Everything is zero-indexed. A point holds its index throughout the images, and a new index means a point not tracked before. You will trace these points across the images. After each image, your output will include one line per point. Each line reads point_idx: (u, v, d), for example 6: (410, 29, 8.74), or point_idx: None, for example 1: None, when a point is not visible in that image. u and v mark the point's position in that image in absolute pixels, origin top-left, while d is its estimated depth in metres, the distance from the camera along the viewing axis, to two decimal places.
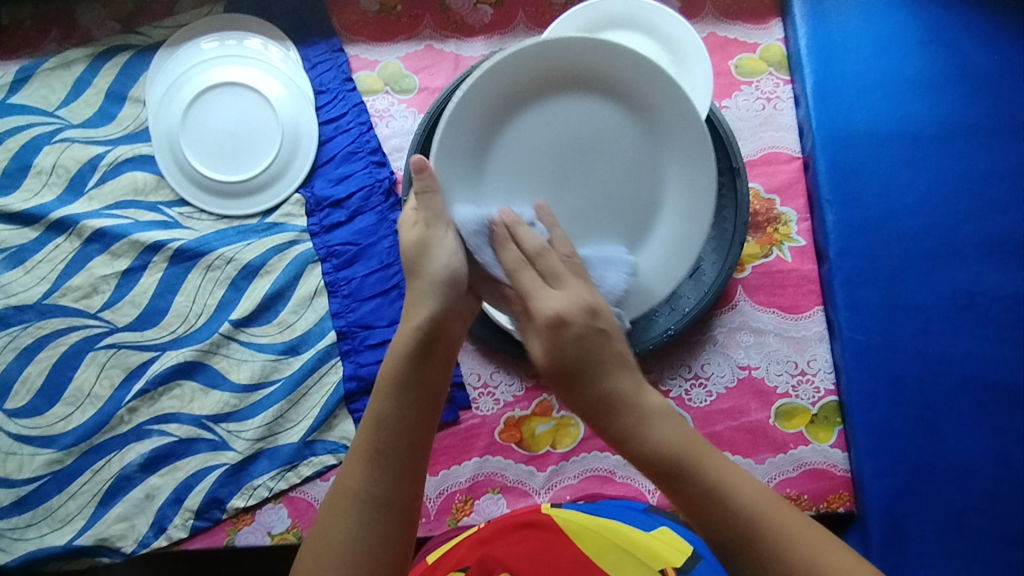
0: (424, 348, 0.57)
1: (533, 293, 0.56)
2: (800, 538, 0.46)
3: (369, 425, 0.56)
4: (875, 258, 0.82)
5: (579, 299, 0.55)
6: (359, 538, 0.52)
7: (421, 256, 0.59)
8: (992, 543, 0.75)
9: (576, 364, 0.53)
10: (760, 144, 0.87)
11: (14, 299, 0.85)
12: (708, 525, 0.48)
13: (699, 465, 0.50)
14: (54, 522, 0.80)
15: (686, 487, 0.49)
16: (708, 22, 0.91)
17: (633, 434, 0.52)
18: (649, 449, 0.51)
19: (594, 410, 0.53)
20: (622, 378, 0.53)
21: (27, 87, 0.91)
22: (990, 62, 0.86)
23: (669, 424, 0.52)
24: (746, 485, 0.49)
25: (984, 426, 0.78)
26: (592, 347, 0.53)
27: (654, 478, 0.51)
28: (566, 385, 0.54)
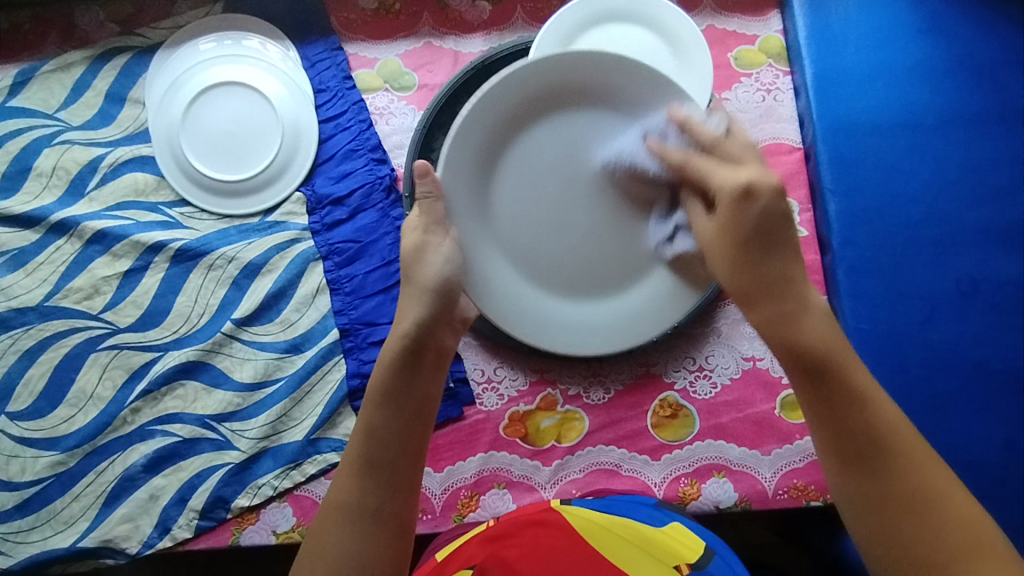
0: (411, 356, 0.60)
1: (712, 172, 0.62)
2: (905, 443, 0.54)
3: (360, 434, 0.59)
4: (879, 247, 0.82)
5: (747, 174, 0.61)
6: (354, 546, 0.55)
7: (417, 260, 0.64)
8: (999, 530, 0.75)
9: (783, 287, 0.59)
10: (760, 135, 0.87)
11: (15, 301, 0.85)
12: (838, 433, 0.55)
13: (849, 370, 0.56)
14: (58, 524, 0.80)
15: (825, 380, 0.56)
16: (706, 15, 0.91)
17: (828, 347, 0.56)
18: (802, 342, 0.57)
19: (773, 292, 0.59)
20: (813, 297, 0.59)
21: (26, 90, 0.90)
22: (988, 50, 0.86)
23: (852, 353, 0.57)
24: (881, 391, 0.56)
25: (991, 413, 0.78)
26: (773, 226, 0.59)
27: (793, 367, 0.57)
28: (749, 256, 0.60)
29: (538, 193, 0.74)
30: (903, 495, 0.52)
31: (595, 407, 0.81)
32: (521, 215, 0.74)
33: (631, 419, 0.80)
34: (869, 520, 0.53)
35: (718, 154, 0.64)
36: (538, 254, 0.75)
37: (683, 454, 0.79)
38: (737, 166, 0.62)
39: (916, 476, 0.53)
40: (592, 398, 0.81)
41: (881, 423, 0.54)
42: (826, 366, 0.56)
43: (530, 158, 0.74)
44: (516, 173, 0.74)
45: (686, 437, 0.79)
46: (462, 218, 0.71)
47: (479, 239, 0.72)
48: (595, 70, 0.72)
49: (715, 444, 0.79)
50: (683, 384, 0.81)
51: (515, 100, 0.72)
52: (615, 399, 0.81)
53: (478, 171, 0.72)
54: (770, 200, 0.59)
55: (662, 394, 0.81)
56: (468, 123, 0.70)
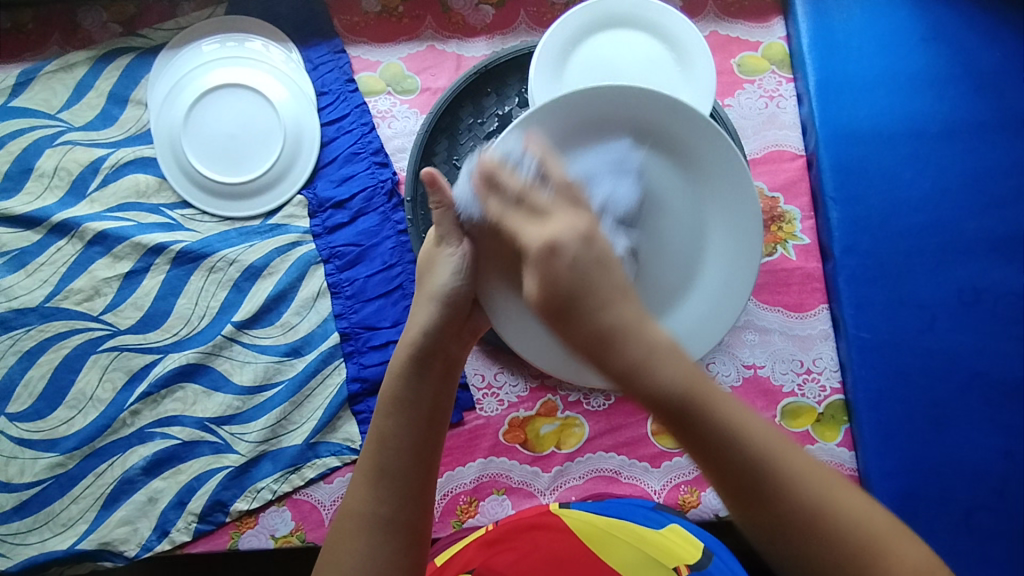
0: (418, 363, 0.58)
1: (521, 230, 0.55)
2: (774, 445, 0.45)
3: (373, 443, 0.57)
4: (880, 257, 0.82)
5: (575, 225, 0.53)
6: (371, 557, 0.54)
7: (429, 270, 0.61)
8: (1001, 540, 0.75)
9: (570, 301, 0.49)
10: (763, 142, 0.87)
11: (15, 302, 0.85)
12: (717, 467, 0.45)
13: (711, 399, 0.46)
14: (56, 526, 0.80)
15: (645, 384, 0.46)
16: (710, 21, 0.91)
17: (643, 367, 0.47)
18: (653, 389, 0.46)
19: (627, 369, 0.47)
20: (628, 318, 0.49)
21: (29, 90, 0.90)
22: (991, 59, 0.86)
23: (674, 360, 0.47)
24: (793, 455, 0.45)
25: (991, 423, 0.78)
26: (591, 274, 0.50)
27: (651, 411, 0.47)
28: (561, 318, 0.50)
29: None
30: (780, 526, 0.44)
31: (595, 413, 0.81)
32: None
33: (632, 426, 0.80)
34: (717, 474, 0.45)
35: (556, 189, 0.56)
36: None
37: (683, 462, 0.79)
38: (545, 219, 0.54)
39: (784, 482, 0.44)
40: (593, 404, 0.81)
41: (745, 452, 0.44)
42: (675, 396, 0.46)
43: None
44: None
45: None
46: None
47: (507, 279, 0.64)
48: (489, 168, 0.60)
49: None
50: None
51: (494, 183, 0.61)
52: (616, 405, 0.81)
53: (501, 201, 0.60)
54: (581, 249, 0.51)
55: None
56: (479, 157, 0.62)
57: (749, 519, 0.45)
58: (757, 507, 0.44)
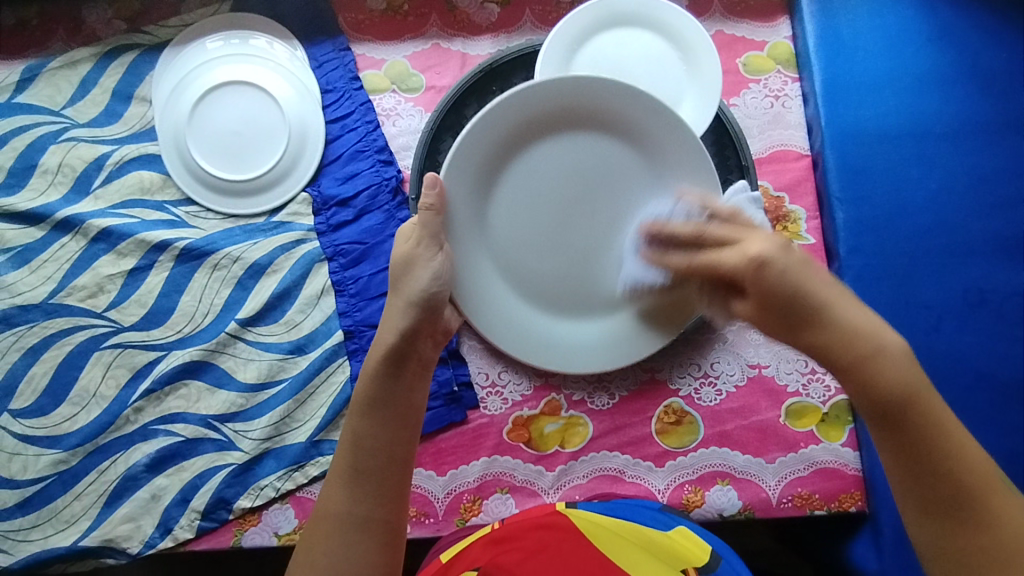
0: (390, 369, 0.62)
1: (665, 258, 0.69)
2: (983, 472, 0.55)
3: (348, 444, 0.61)
4: (885, 257, 0.82)
5: (771, 240, 0.61)
6: (345, 552, 0.57)
7: (406, 272, 0.66)
8: None
9: (794, 297, 0.58)
10: (768, 142, 0.87)
11: (19, 298, 0.85)
12: (914, 474, 0.56)
13: (926, 404, 0.55)
14: (59, 523, 0.80)
15: (873, 377, 0.56)
16: (715, 20, 0.90)
17: (869, 359, 0.56)
18: (878, 392, 0.56)
19: (826, 348, 0.58)
20: (884, 337, 0.57)
21: (34, 86, 0.90)
22: (997, 60, 0.86)
23: (904, 363, 0.56)
24: (971, 450, 0.56)
25: (995, 424, 0.78)
26: (804, 279, 0.58)
27: (869, 411, 0.57)
28: (790, 328, 0.59)
29: (531, 218, 0.76)
30: (946, 484, 0.55)
31: (599, 413, 0.81)
32: (522, 238, 0.76)
33: (636, 425, 0.80)
34: (898, 439, 0.56)
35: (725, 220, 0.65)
36: (536, 273, 0.76)
37: (687, 461, 0.78)
38: (743, 230, 0.63)
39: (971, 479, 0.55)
40: (596, 403, 0.81)
41: (946, 459, 0.55)
42: (880, 406, 0.56)
43: (529, 173, 0.75)
44: (510, 195, 0.75)
45: (690, 444, 0.79)
46: (459, 237, 0.73)
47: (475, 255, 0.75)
48: (468, 158, 0.72)
49: (719, 451, 0.79)
50: (687, 391, 0.81)
51: (473, 170, 0.73)
52: (620, 404, 0.81)
53: (475, 190, 0.74)
54: (786, 258, 0.59)
55: (666, 400, 0.80)
56: (467, 145, 0.71)
57: (930, 526, 0.56)
58: (932, 517, 0.56)
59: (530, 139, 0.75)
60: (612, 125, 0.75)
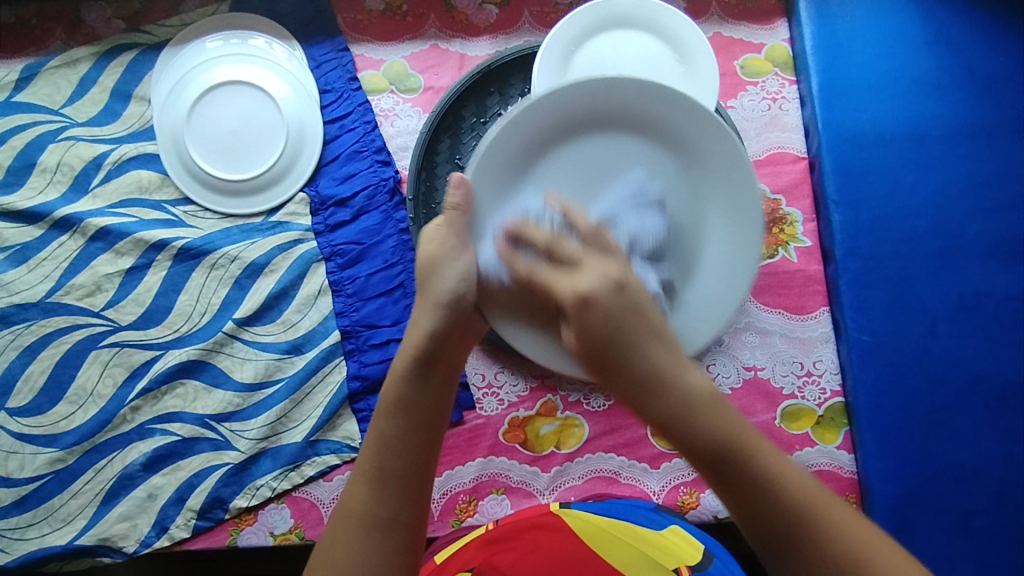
0: (421, 367, 0.57)
1: (555, 281, 0.54)
2: (812, 489, 0.48)
3: (373, 442, 0.57)
4: (881, 260, 0.82)
5: (607, 272, 0.53)
6: (364, 558, 0.54)
7: (433, 272, 0.58)
8: (1000, 544, 0.75)
9: (608, 342, 0.51)
10: (766, 144, 0.87)
11: (16, 297, 0.85)
12: (740, 500, 0.48)
13: (757, 451, 0.48)
14: (55, 522, 0.80)
15: (684, 434, 0.49)
16: (714, 22, 0.90)
17: (675, 420, 0.50)
18: (700, 441, 0.49)
19: (650, 391, 0.50)
20: (660, 358, 0.51)
21: (32, 85, 0.90)
22: (994, 64, 0.86)
23: (723, 414, 0.49)
24: (853, 523, 0.47)
25: (990, 428, 0.78)
26: (625, 323, 0.51)
27: (693, 459, 0.50)
28: (606, 371, 0.52)
29: (560, 227, 0.65)
30: (817, 557, 0.46)
31: (595, 414, 0.81)
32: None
33: (632, 426, 0.80)
34: (727, 492, 0.49)
35: (587, 238, 0.55)
36: None
37: (682, 463, 0.79)
38: (581, 266, 0.54)
39: (808, 526, 0.47)
40: (592, 405, 0.81)
41: (783, 497, 0.47)
42: (684, 437, 0.49)
43: (561, 175, 0.63)
44: (542, 194, 0.63)
45: None
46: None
47: (498, 256, 0.62)
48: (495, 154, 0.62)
49: None
50: None
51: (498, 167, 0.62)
52: (616, 406, 0.81)
53: (503, 186, 0.62)
54: (614, 300, 0.52)
55: None
56: (494, 145, 0.61)
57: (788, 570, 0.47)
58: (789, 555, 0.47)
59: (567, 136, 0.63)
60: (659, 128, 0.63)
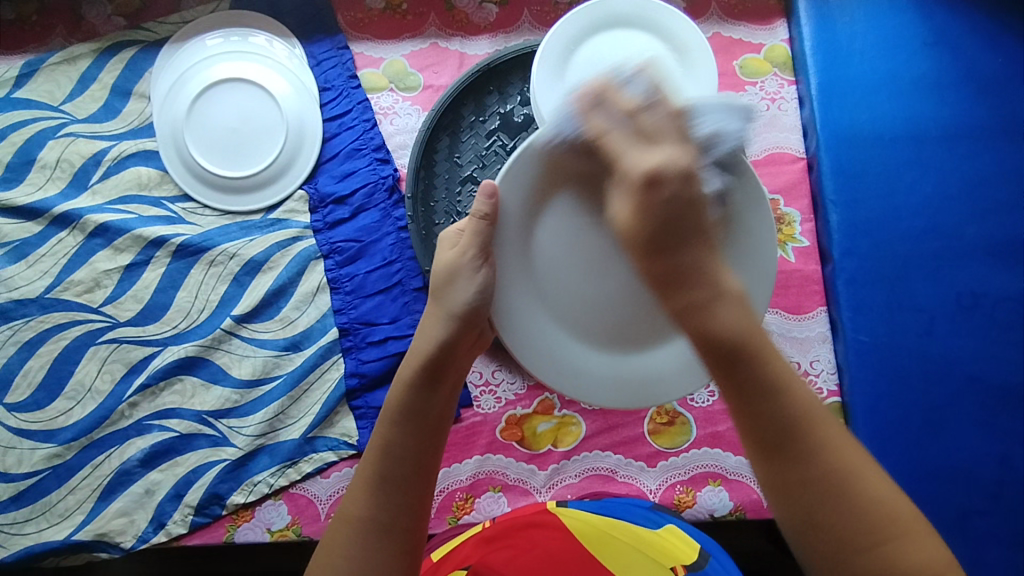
0: (428, 377, 0.58)
1: (622, 152, 0.54)
2: (814, 412, 0.50)
3: (375, 449, 0.58)
4: (879, 260, 0.82)
5: (676, 159, 0.52)
6: (364, 563, 0.54)
7: (448, 284, 0.60)
8: (996, 544, 0.75)
9: (664, 222, 0.52)
10: (764, 144, 0.87)
11: (15, 293, 0.85)
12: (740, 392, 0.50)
13: (766, 357, 0.50)
14: (53, 517, 0.80)
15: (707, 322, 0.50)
16: (713, 23, 0.91)
17: (704, 308, 0.51)
18: (712, 330, 0.50)
19: (677, 281, 0.52)
20: (726, 282, 0.52)
21: (32, 81, 0.90)
22: (993, 65, 0.86)
23: (737, 309, 0.51)
24: (852, 452, 0.49)
25: (986, 428, 0.78)
26: (681, 213, 0.52)
27: (705, 351, 0.51)
28: (657, 247, 0.53)
29: (581, 245, 0.64)
30: (793, 449, 0.49)
31: (592, 412, 0.81)
32: (568, 264, 0.64)
33: (629, 425, 0.80)
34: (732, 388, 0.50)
35: (666, 115, 0.55)
36: (575, 301, 0.65)
37: (679, 462, 0.79)
38: (656, 142, 0.54)
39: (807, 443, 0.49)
40: (589, 403, 0.81)
41: (778, 403, 0.49)
42: (703, 328, 0.51)
43: (582, 199, 0.62)
44: (562, 216, 0.63)
45: (682, 445, 0.79)
46: (503, 257, 0.62)
47: (514, 276, 0.63)
48: (524, 170, 0.60)
49: (711, 452, 0.79)
50: None
51: (527, 184, 0.61)
52: (613, 404, 0.81)
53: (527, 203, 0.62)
54: (678, 186, 0.52)
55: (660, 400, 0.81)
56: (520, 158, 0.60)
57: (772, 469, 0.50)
58: (774, 457, 0.49)
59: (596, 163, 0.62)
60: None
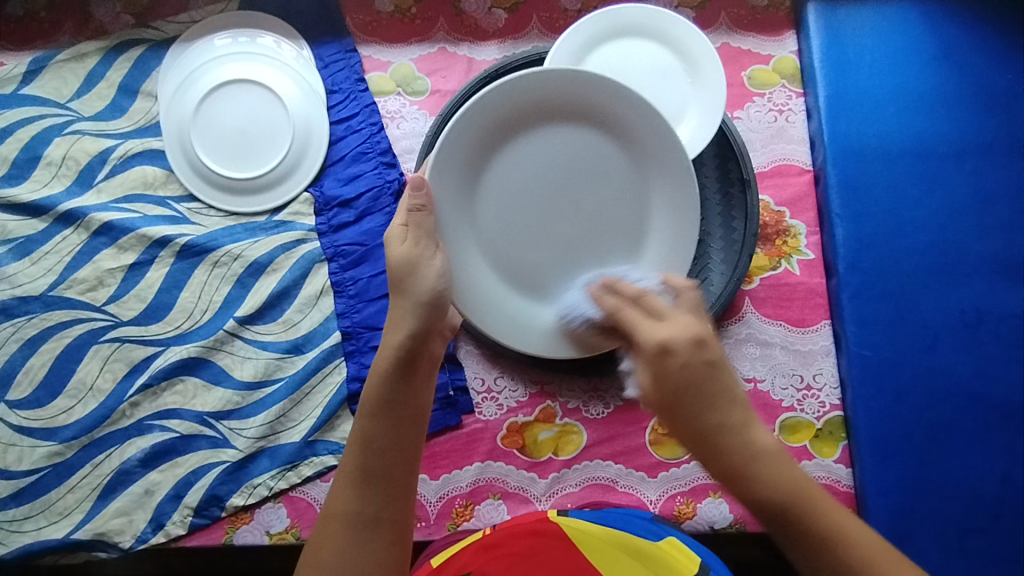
0: (401, 370, 0.59)
1: (636, 328, 0.59)
2: (796, 495, 0.51)
3: (356, 444, 0.59)
4: (884, 275, 0.82)
5: (687, 328, 0.57)
6: (353, 557, 0.56)
7: (410, 272, 0.62)
8: (995, 562, 0.75)
9: (679, 390, 0.54)
10: (771, 156, 0.87)
11: (19, 290, 0.85)
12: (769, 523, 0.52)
13: (768, 485, 0.52)
14: (52, 515, 0.80)
15: (715, 449, 0.53)
16: (722, 33, 0.91)
17: (719, 436, 0.53)
18: (761, 497, 0.52)
19: (675, 399, 0.54)
20: (755, 432, 0.54)
21: (40, 78, 0.91)
22: (1002, 82, 0.86)
23: (743, 438, 0.53)
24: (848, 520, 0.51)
25: (990, 446, 0.78)
26: (703, 377, 0.54)
27: (759, 516, 0.53)
28: (670, 417, 0.55)
29: (516, 213, 0.74)
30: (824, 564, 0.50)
31: (593, 421, 0.81)
32: (508, 229, 0.74)
33: (629, 435, 0.80)
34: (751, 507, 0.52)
35: (677, 298, 0.61)
36: (525, 264, 0.75)
37: (680, 473, 0.79)
38: (661, 316, 0.59)
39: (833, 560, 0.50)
40: (591, 412, 0.81)
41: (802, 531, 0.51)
42: (718, 462, 0.54)
43: (506, 180, 0.73)
44: (495, 192, 0.73)
45: (683, 456, 0.79)
46: (449, 231, 0.71)
47: (466, 247, 0.73)
48: (456, 153, 0.71)
49: None
50: None
51: (457, 166, 0.71)
52: (615, 413, 0.81)
53: (460, 186, 0.72)
54: (691, 353, 0.55)
55: None
56: (446, 146, 0.69)
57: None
58: None
59: (509, 134, 0.73)
60: (592, 117, 0.73)
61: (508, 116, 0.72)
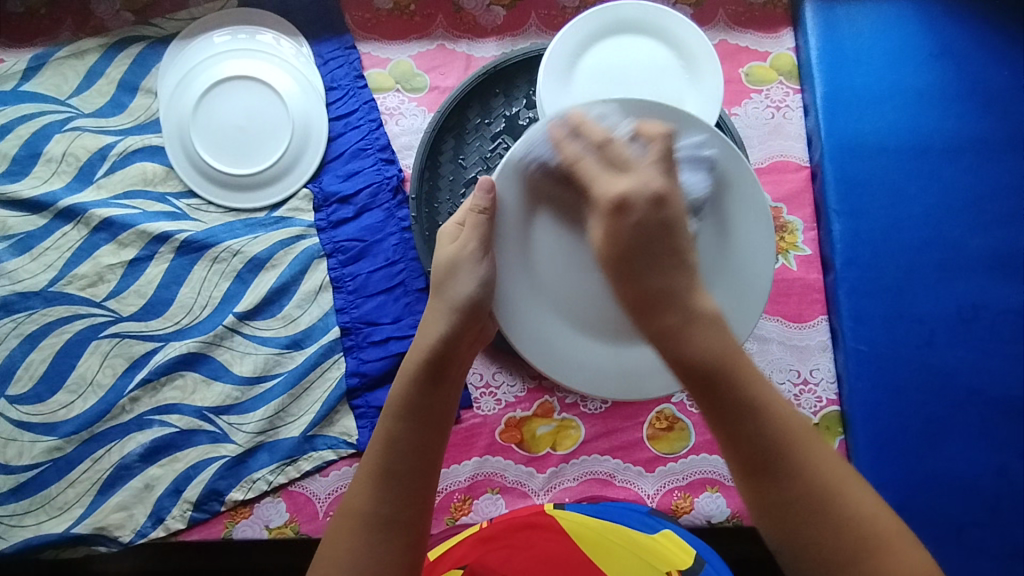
0: (430, 373, 0.59)
1: (597, 179, 0.56)
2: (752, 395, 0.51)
3: (380, 443, 0.59)
4: (880, 270, 0.82)
5: (649, 184, 0.55)
6: (368, 556, 0.55)
7: (450, 276, 0.60)
8: (991, 557, 0.76)
9: (631, 248, 0.54)
10: (768, 152, 0.87)
11: (20, 285, 0.85)
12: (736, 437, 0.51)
13: (745, 380, 0.51)
14: (52, 509, 0.80)
15: (655, 309, 0.53)
16: (719, 30, 0.91)
17: (680, 326, 0.52)
18: (688, 355, 0.51)
19: (659, 297, 0.53)
20: (704, 305, 0.53)
21: (40, 75, 0.91)
22: (999, 78, 0.86)
23: (713, 328, 0.52)
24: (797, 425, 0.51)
25: (986, 440, 0.78)
26: (655, 239, 0.54)
27: (693, 385, 0.52)
28: (629, 280, 0.54)
29: None
30: (772, 454, 0.50)
31: (591, 416, 0.81)
32: (564, 255, 0.63)
33: (627, 429, 0.81)
34: (704, 398, 0.52)
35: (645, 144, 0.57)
36: (570, 289, 0.64)
37: (677, 467, 0.79)
38: (626, 169, 0.56)
39: (790, 465, 0.50)
40: (589, 407, 0.81)
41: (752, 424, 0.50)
42: (704, 354, 0.51)
43: None
44: None
45: (681, 450, 0.79)
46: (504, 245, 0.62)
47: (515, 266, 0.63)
48: (525, 162, 0.61)
49: (709, 458, 0.79)
50: (680, 397, 0.81)
51: (525, 177, 0.61)
52: (613, 408, 0.81)
53: (522, 198, 0.62)
54: (648, 211, 0.54)
55: (659, 406, 0.81)
56: (523, 148, 0.60)
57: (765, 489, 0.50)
58: (760, 475, 0.50)
59: None
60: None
61: (596, 144, 0.64)
